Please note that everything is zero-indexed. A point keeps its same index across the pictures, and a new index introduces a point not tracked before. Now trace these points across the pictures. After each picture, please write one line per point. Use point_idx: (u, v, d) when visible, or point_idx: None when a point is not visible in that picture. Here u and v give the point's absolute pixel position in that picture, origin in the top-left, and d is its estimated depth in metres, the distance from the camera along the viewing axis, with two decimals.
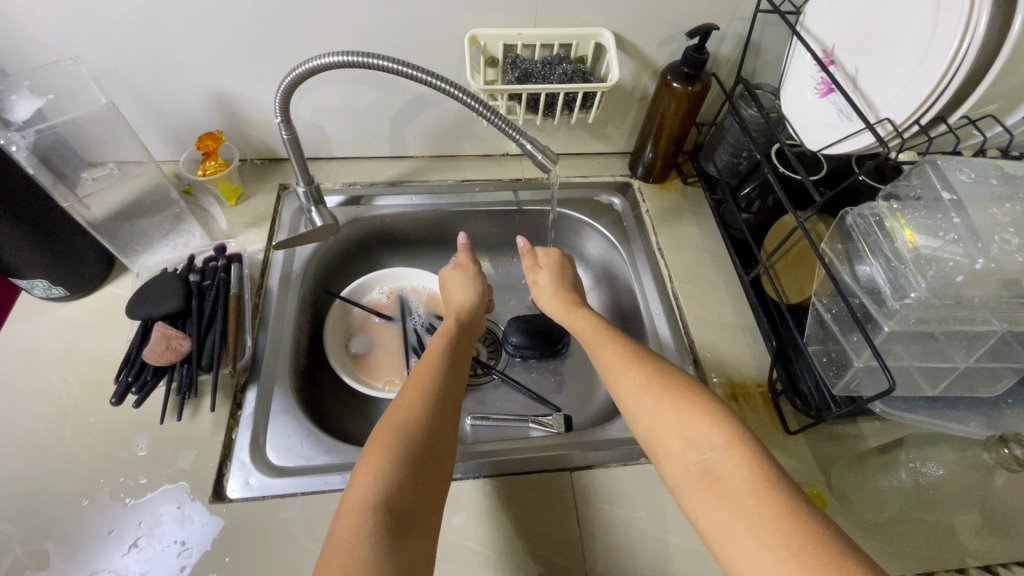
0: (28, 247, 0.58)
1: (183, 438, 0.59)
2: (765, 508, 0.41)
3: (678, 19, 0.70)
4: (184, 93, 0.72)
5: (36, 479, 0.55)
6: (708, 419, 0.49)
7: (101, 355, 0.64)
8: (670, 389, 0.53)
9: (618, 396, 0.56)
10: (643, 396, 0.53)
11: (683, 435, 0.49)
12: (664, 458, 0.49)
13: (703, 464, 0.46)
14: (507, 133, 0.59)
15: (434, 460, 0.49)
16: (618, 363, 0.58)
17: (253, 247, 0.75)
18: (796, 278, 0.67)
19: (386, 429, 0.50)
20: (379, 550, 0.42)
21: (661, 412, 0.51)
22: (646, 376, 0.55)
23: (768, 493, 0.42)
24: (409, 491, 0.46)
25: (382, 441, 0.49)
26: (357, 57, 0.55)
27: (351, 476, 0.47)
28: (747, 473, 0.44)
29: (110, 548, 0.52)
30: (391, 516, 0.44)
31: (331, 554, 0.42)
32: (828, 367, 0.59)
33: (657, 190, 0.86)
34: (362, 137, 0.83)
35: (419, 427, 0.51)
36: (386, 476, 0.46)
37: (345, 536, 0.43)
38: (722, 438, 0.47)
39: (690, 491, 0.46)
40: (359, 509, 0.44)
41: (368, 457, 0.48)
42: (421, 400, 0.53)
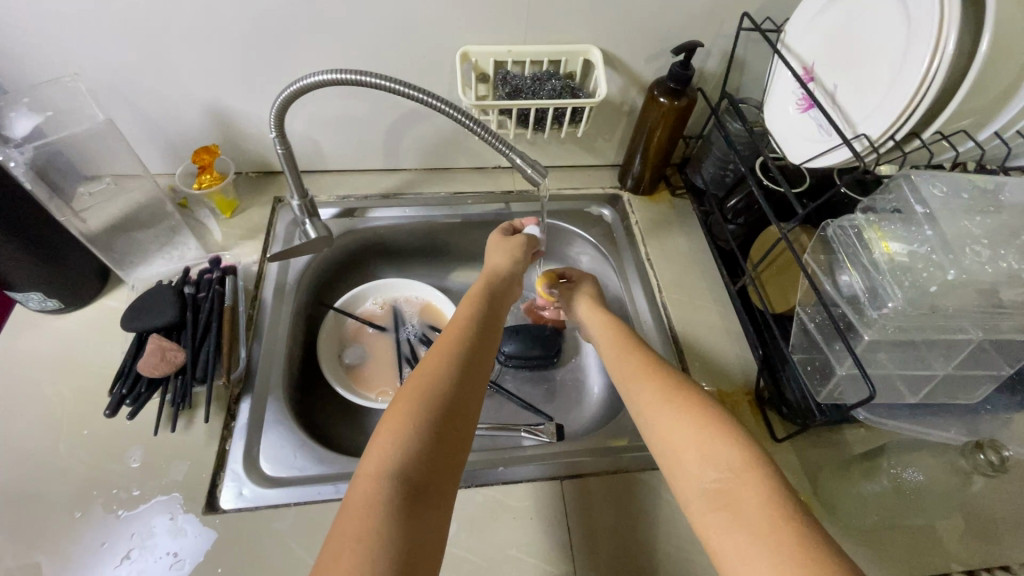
0: (25, 259, 0.59)
1: (177, 449, 0.59)
2: (775, 526, 0.41)
3: (664, 36, 0.72)
4: (181, 108, 0.73)
5: (29, 491, 0.56)
6: (730, 437, 0.49)
7: (96, 366, 0.64)
8: (688, 403, 0.53)
9: (637, 408, 0.56)
10: (663, 407, 0.54)
11: (700, 450, 0.49)
12: (678, 470, 0.50)
13: (718, 482, 0.46)
14: (498, 148, 0.61)
15: (454, 437, 0.49)
16: (641, 374, 0.59)
17: (248, 259, 0.75)
18: (782, 286, 0.68)
19: (410, 397, 0.50)
20: (393, 524, 0.42)
21: (682, 425, 0.52)
22: (668, 390, 0.56)
23: (785, 516, 0.42)
24: (426, 465, 0.46)
25: (405, 410, 0.49)
26: (352, 75, 0.57)
27: (372, 441, 0.48)
28: (763, 496, 0.44)
29: (103, 560, 0.52)
30: (407, 489, 0.44)
31: (345, 522, 0.42)
32: (812, 374, 0.60)
33: (647, 202, 0.88)
34: (356, 150, 0.84)
35: (442, 399, 0.51)
36: (406, 445, 0.47)
37: (360, 502, 0.43)
38: (740, 459, 0.47)
39: (703, 507, 0.46)
40: (377, 476, 0.45)
41: (390, 424, 0.48)
42: (447, 371, 0.53)
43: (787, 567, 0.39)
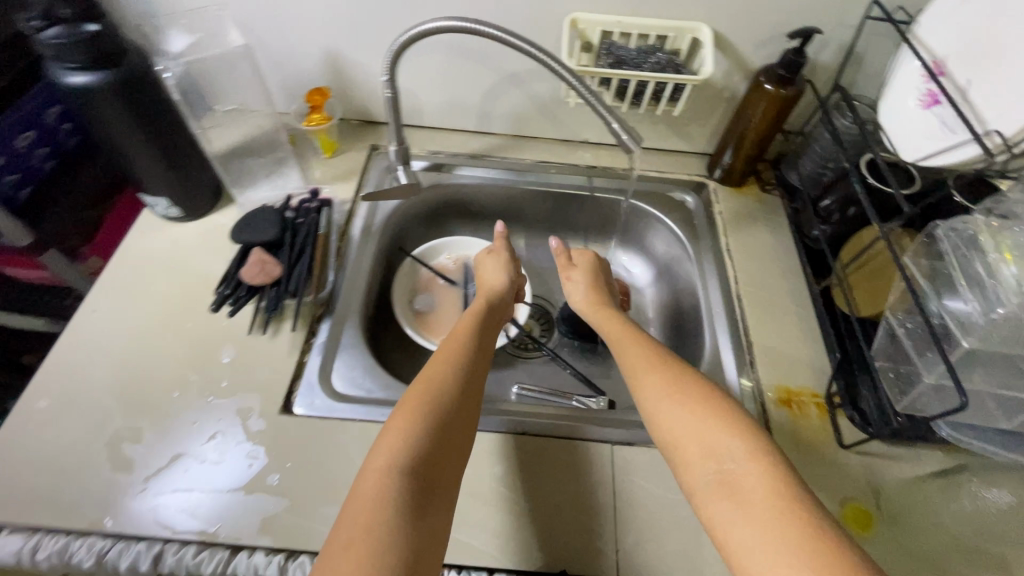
0: (157, 163, 0.66)
1: (263, 353, 0.65)
2: (788, 520, 0.41)
3: (780, 19, 0.70)
4: (303, 50, 0.79)
5: (138, 367, 0.63)
6: (734, 432, 0.48)
7: (203, 271, 0.71)
8: (695, 388, 0.53)
9: (639, 396, 0.55)
10: (666, 397, 0.53)
11: (704, 440, 0.48)
12: (681, 463, 0.48)
13: (722, 473, 0.46)
14: (599, 109, 0.62)
15: (459, 434, 0.52)
16: (642, 364, 0.57)
17: (342, 197, 0.80)
18: (872, 290, 0.66)
19: (416, 399, 0.52)
20: (405, 509, 0.44)
21: (683, 415, 0.50)
22: (671, 380, 0.54)
23: (791, 509, 0.41)
24: (434, 457, 0.48)
25: (412, 409, 0.50)
26: (469, 24, 0.59)
27: (377, 440, 0.49)
28: (769, 486, 0.43)
29: (192, 436, 0.59)
30: (414, 485, 0.45)
31: (353, 511, 0.43)
32: (895, 385, 0.58)
33: (733, 194, 0.86)
34: (452, 108, 0.87)
35: (446, 402, 0.52)
36: (411, 443, 0.48)
37: (368, 494, 0.44)
38: (746, 451, 0.46)
39: (709, 498, 0.45)
40: (384, 471, 0.46)
41: (396, 424, 0.49)
42: (451, 377, 0.55)
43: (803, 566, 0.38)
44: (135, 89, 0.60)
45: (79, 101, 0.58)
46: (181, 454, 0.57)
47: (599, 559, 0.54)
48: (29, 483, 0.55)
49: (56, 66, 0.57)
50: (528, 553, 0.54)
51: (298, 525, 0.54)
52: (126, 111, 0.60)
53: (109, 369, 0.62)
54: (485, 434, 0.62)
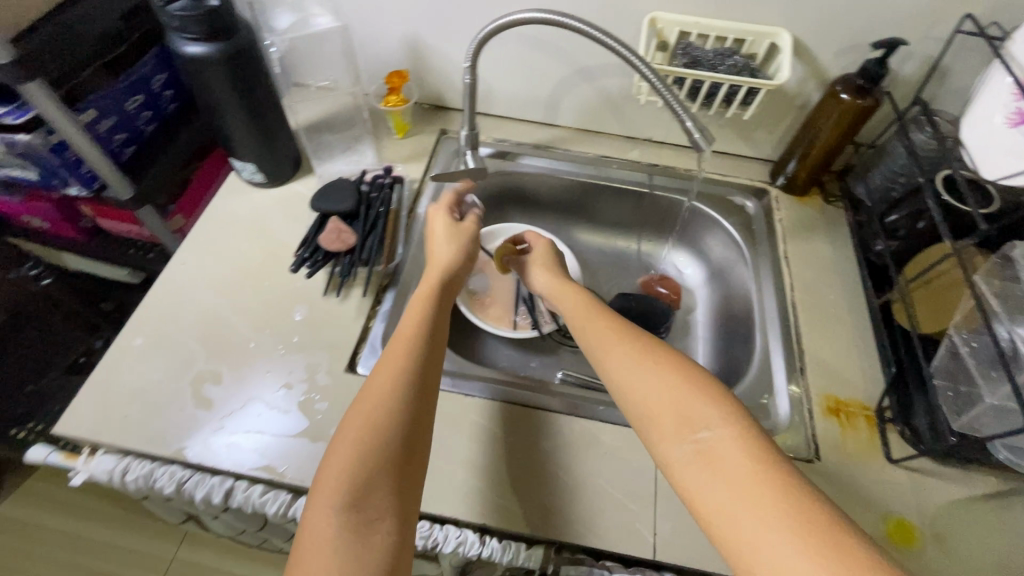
0: (251, 131, 0.72)
1: (332, 315, 0.69)
2: (762, 482, 0.41)
3: (864, 29, 0.70)
4: (388, 35, 0.83)
5: (220, 317, 0.68)
6: (707, 396, 0.47)
7: (281, 235, 0.76)
8: (664, 355, 0.53)
9: (608, 368, 0.54)
10: (638, 365, 0.52)
11: (675, 410, 0.47)
12: (655, 436, 0.48)
13: (698, 443, 0.45)
14: (674, 107, 0.63)
15: (411, 440, 0.49)
16: (610, 337, 0.57)
17: (411, 177, 0.84)
18: (935, 308, 0.64)
19: (359, 415, 0.49)
20: (352, 544, 0.42)
21: (655, 383, 0.50)
22: (641, 350, 0.54)
23: (768, 475, 0.41)
24: (383, 476, 0.46)
25: (353, 430, 0.48)
26: (555, 17, 0.61)
27: (321, 468, 0.47)
28: (743, 450, 0.43)
29: (265, 385, 0.63)
30: (361, 507, 0.44)
31: (306, 548, 0.43)
32: (952, 403, 0.57)
33: (795, 203, 0.85)
34: (521, 99, 0.90)
35: (388, 413, 0.49)
36: (352, 467, 0.46)
37: (317, 528, 0.43)
38: (719, 416, 0.46)
39: (685, 469, 0.44)
40: (327, 505, 0.44)
41: (337, 449, 0.47)
42: (394, 382, 0.51)
43: (783, 530, 0.39)
44: (241, 62, 0.65)
45: (193, 68, 0.64)
46: (256, 399, 0.62)
47: (638, 539, 0.56)
48: (124, 410, 0.61)
49: (177, 36, 0.62)
50: (569, 526, 0.57)
51: None
52: (231, 81, 0.65)
53: (196, 317, 0.68)
54: (534, 411, 0.65)
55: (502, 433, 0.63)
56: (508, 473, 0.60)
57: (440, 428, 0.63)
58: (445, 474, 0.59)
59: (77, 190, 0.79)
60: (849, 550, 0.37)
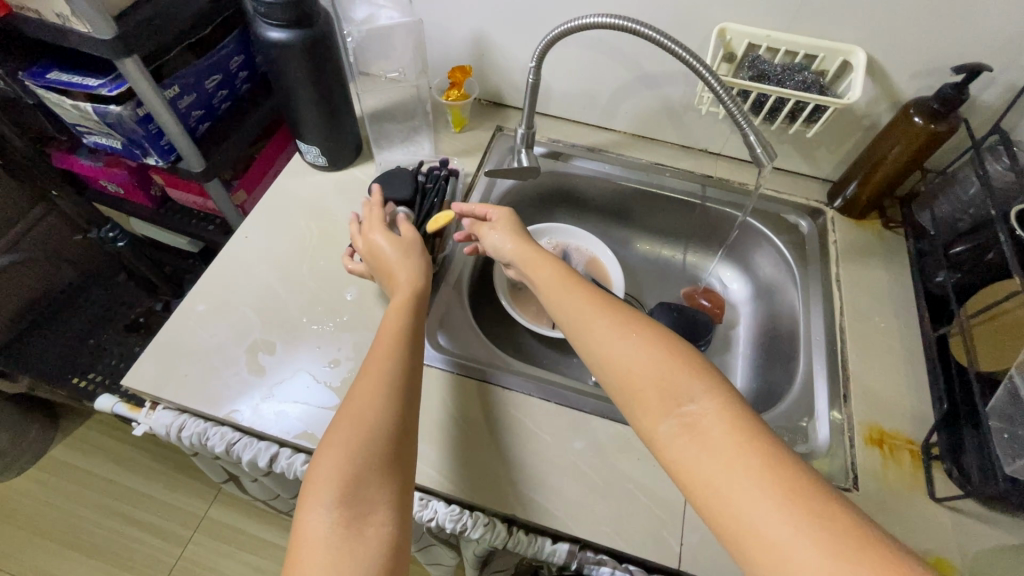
0: (320, 115, 0.75)
1: (381, 298, 0.72)
2: (748, 453, 0.41)
3: (945, 52, 0.67)
4: (456, 31, 0.85)
5: (277, 290, 0.72)
6: (690, 370, 0.47)
7: (339, 217, 0.80)
8: (645, 329, 0.52)
9: (587, 345, 0.54)
10: (618, 340, 0.52)
11: (660, 387, 0.47)
12: (641, 410, 0.47)
13: (682, 417, 0.45)
14: (739, 120, 0.62)
15: (397, 439, 0.50)
16: (587, 311, 0.56)
17: (465, 171, 0.86)
18: (997, 345, 0.61)
19: (343, 422, 0.50)
20: (341, 538, 0.44)
21: (637, 358, 0.49)
22: (625, 322, 0.53)
23: (754, 443, 0.42)
24: (373, 472, 0.47)
25: (337, 438, 0.49)
26: (626, 23, 0.61)
27: (310, 468, 0.48)
28: (728, 423, 0.43)
29: (314, 359, 0.66)
30: (352, 501, 0.46)
31: (302, 547, 0.44)
32: (1008, 446, 0.55)
33: (852, 225, 0.83)
34: (580, 101, 0.91)
35: (374, 417, 0.50)
36: (339, 469, 0.47)
37: (311, 523, 0.45)
38: (703, 389, 0.46)
39: (671, 444, 0.44)
40: (319, 502, 0.45)
41: (325, 451, 0.48)
42: (381, 389, 0.52)
43: (770, 501, 0.39)
44: (318, 49, 0.68)
45: (273, 53, 0.67)
46: (304, 371, 0.65)
47: (664, 547, 0.56)
48: (184, 369, 0.65)
49: (262, 22, 0.66)
50: (596, 526, 0.57)
51: None
52: (307, 67, 0.69)
53: (255, 289, 0.72)
54: (569, 410, 0.65)
55: (536, 428, 0.64)
56: (540, 468, 0.61)
57: (477, 417, 0.64)
58: (479, 462, 0.61)
59: (155, 160, 0.83)
60: (838, 516, 0.37)
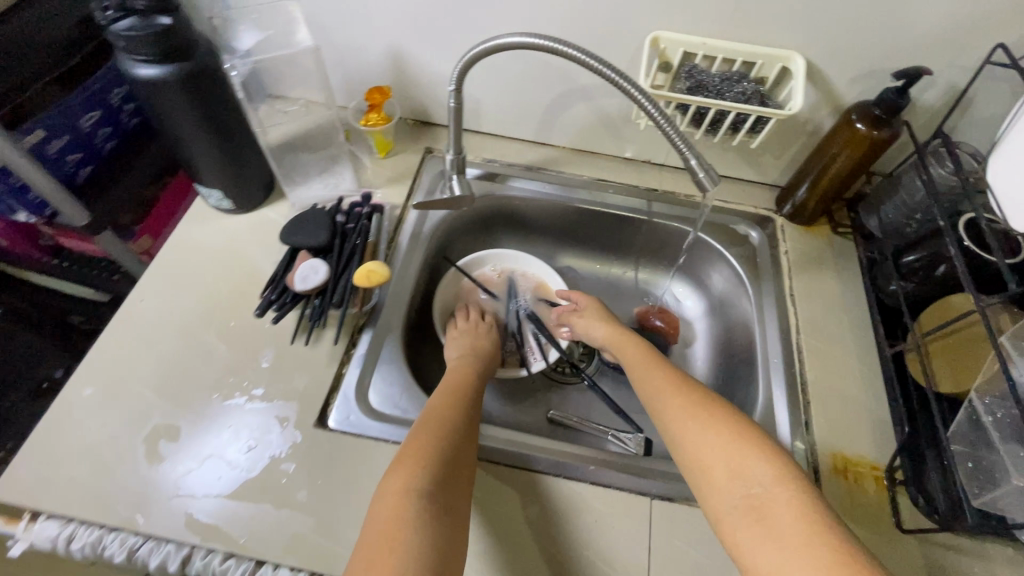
0: (217, 157, 0.66)
1: (302, 361, 0.64)
2: (815, 535, 0.43)
3: (885, 54, 0.64)
4: (369, 48, 0.76)
5: (181, 362, 0.63)
6: (758, 452, 0.50)
7: (250, 267, 0.71)
8: (718, 410, 0.55)
9: (664, 420, 0.57)
10: (690, 420, 0.55)
11: (729, 463, 0.50)
12: (708, 484, 0.50)
13: (748, 497, 0.47)
14: (676, 143, 0.57)
15: (464, 474, 0.52)
16: (665, 390, 0.60)
17: (392, 202, 0.79)
18: (954, 366, 0.59)
19: (421, 441, 0.52)
20: (423, 529, 0.44)
21: (709, 437, 0.52)
22: (695, 406, 0.56)
23: (822, 530, 0.43)
24: (448, 490, 0.49)
25: (416, 451, 0.51)
26: (548, 42, 0.54)
27: (386, 478, 0.50)
28: (796, 507, 0.45)
29: (227, 441, 0.58)
30: (432, 504, 0.47)
31: (374, 534, 0.45)
32: (973, 475, 0.53)
33: (802, 233, 0.80)
34: (513, 116, 0.84)
35: (450, 447, 0.53)
36: (418, 477, 0.48)
37: (387, 515, 0.45)
38: (772, 474, 0.48)
39: (735, 523, 0.47)
40: (402, 495, 0.47)
41: (404, 463, 0.50)
42: (456, 424, 0.56)
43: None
44: (200, 85, 0.58)
45: (147, 93, 0.58)
46: (216, 457, 0.57)
47: None
48: (70, 470, 0.56)
49: (126, 57, 0.56)
50: None
51: (324, 546, 0.53)
52: (191, 105, 0.59)
53: (155, 361, 0.63)
54: (519, 470, 0.60)
55: (484, 495, 0.58)
56: (491, 542, 0.55)
57: None
58: None
59: (26, 217, 0.73)
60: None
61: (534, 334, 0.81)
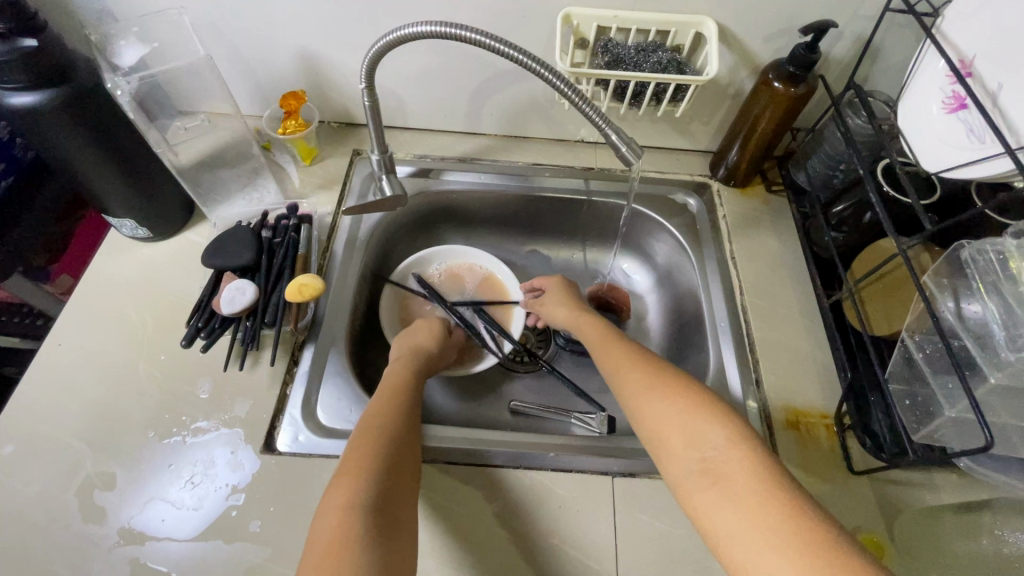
0: (123, 186, 0.61)
1: (241, 387, 0.61)
2: (769, 497, 0.42)
3: (791, 12, 0.65)
4: (277, 53, 0.73)
5: (109, 404, 0.59)
6: (712, 418, 0.49)
7: (176, 295, 0.67)
8: (672, 383, 0.54)
9: (622, 396, 0.56)
10: (646, 393, 0.54)
11: (685, 432, 0.49)
12: (665, 455, 0.49)
13: (704, 462, 0.46)
14: (594, 119, 0.57)
15: (406, 477, 0.50)
16: (622, 366, 0.58)
17: (323, 210, 0.76)
18: (887, 308, 0.61)
19: (359, 450, 0.50)
20: (368, 545, 0.43)
21: (665, 408, 0.51)
22: (651, 379, 0.55)
23: (773, 492, 0.42)
24: (390, 497, 0.47)
25: (354, 460, 0.49)
26: (449, 28, 0.52)
27: (327, 491, 0.47)
28: (751, 471, 0.44)
29: (169, 481, 0.55)
30: (375, 516, 0.45)
31: (315, 555, 0.42)
32: (911, 410, 0.54)
33: (738, 196, 0.81)
34: (439, 109, 0.82)
35: (388, 449, 0.51)
36: (359, 487, 0.46)
37: (329, 536, 0.43)
38: (726, 437, 0.47)
39: (693, 489, 0.46)
40: (343, 512, 0.45)
41: (343, 473, 0.48)
42: (393, 427, 0.53)
43: (782, 544, 0.39)
44: (85, 109, 0.54)
45: (23, 124, 0.53)
46: (158, 499, 0.54)
47: None
48: None
49: None
50: None
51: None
52: (78, 131, 0.55)
53: (82, 407, 0.59)
54: (478, 468, 0.59)
55: (444, 499, 0.57)
56: (456, 546, 0.54)
57: None
58: None
59: None
60: (850, 569, 0.37)
61: (486, 327, 0.78)
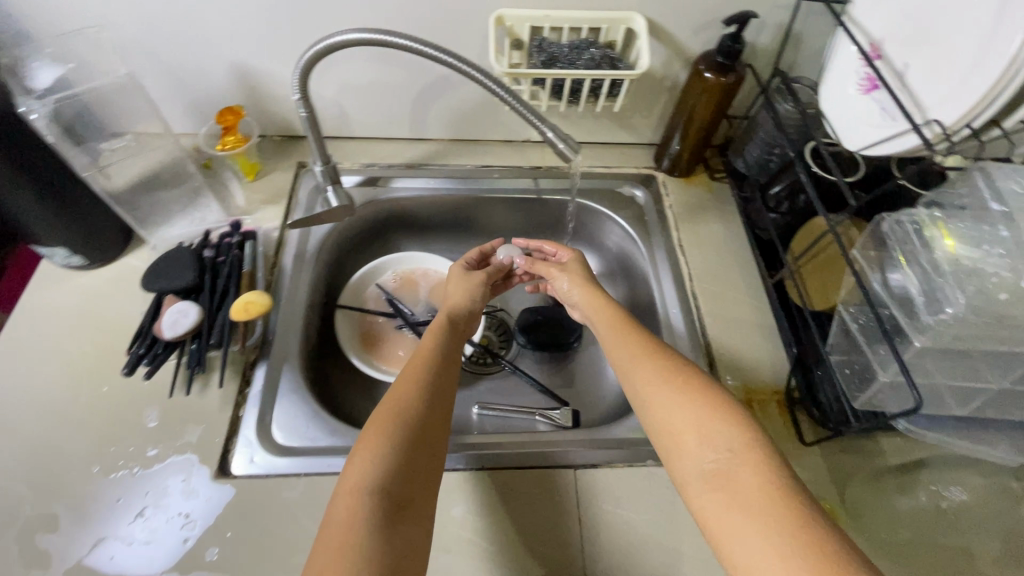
0: (49, 214, 0.59)
1: (191, 413, 0.59)
2: (777, 503, 0.40)
3: (714, 5, 0.67)
4: (209, 69, 0.71)
5: (49, 443, 0.57)
6: (727, 417, 0.47)
7: (116, 324, 0.65)
8: (688, 377, 0.51)
9: (634, 386, 0.54)
10: (661, 386, 0.51)
11: (696, 430, 0.47)
12: (677, 451, 0.47)
13: (715, 465, 0.44)
14: (530, 118, 0.58)
15: (433, 451, 0.48)
16: (636, 352, 0.56)
17: (268, 225, 0.74)
18: (823, 281, 0.66)
19: (384, 415, 0.49)
20: (378, 532, 0.41)
21: (677, 407, 0.49)
22: (665, 370, 0.53)
23: (784, 497, 0.40)
24: (409, 480, 0.45)
25: (380, 427, 0.47)
26: (380, 35, 0.53)
27: (351, 455, 0.46)
28: (760, 477, 0.42)
29: (118, 517, 0.53)
30: (389, 501, 0.43)
31: (331, 534, 0.41)
32: (851, 379, 0.57)
33: (683, 185, 0.83)
34: (382, 117, 0.82)
35: (415, 419, 0.49)
36: (382, 459, 0.45)
37: (343, 515, 0.42)
38: (739, 441, 0.45)
39: (697, 490, 0.44)
40: (358, 490, 0.43)
41: (368, 441, 0.46)
42: (423, 396, 0.51)
43: (786, 547, 0.38)
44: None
45: None
46: (108, 536, 0.52)
47: None
48: None
49: None
50: None
51: None
52: None
53: (19, 448, 0.56)
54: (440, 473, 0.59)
55: None
56: None
57: None
58: None
59: None
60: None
61: None
